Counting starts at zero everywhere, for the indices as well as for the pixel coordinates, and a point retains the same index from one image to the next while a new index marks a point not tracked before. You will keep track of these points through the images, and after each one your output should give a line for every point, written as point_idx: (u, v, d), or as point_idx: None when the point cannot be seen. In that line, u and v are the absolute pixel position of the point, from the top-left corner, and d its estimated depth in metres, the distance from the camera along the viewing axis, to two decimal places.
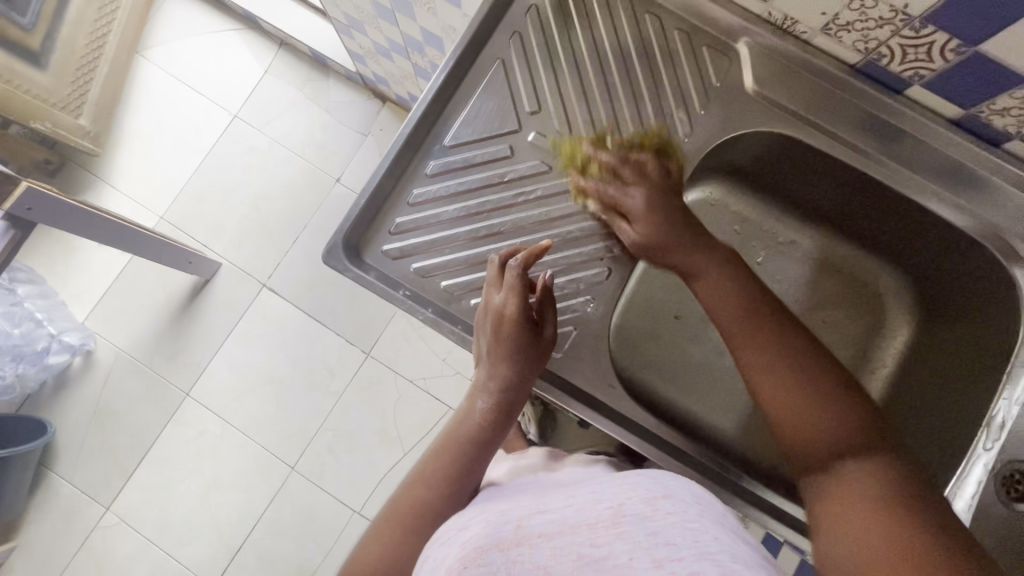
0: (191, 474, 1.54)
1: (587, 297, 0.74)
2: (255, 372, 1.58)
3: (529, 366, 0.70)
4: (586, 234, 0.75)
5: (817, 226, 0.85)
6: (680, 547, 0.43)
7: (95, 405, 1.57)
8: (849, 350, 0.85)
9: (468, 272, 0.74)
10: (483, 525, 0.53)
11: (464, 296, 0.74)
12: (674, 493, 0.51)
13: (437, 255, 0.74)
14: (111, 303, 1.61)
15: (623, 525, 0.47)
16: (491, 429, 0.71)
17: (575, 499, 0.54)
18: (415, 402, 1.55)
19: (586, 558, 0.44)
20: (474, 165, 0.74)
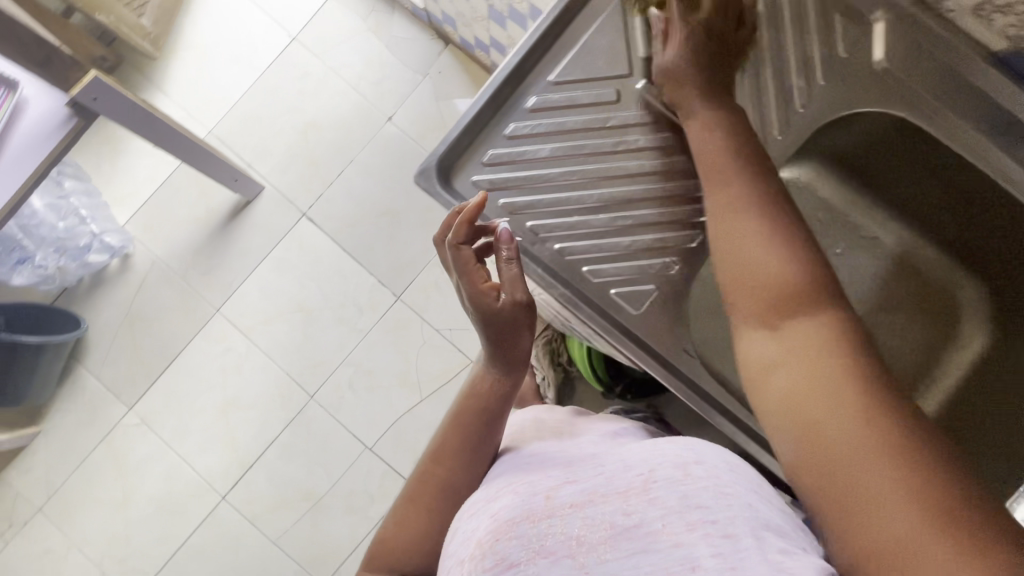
0: (213, 387, 1.58)
1: (671, 259, 0.71)
2: (285, 299, 1.59)
3: (503, 326, 0.71)
4: (683, 194, 0.71)
5: (899, 224, 0.82)
6: (711, 512, 0.49)
7: (128, 308, 1.60)
8: (913, 354, 0.81)
9: (553, 215, 0.72)
10: (513, 496, 0.56)
11: (548, 239, 0.72)
12: (702, 460, 0.55)
13: (526, 192, 0.73)
14: (152, 209, 1.61)
15: (653, 495, 0.52)
16: (501, 399, 0.79)
17: (602, 468, 0.58)
18: (438, 351, 1.56)
19: (616, 531, 0.50)
20: (576, 105, 0.73)
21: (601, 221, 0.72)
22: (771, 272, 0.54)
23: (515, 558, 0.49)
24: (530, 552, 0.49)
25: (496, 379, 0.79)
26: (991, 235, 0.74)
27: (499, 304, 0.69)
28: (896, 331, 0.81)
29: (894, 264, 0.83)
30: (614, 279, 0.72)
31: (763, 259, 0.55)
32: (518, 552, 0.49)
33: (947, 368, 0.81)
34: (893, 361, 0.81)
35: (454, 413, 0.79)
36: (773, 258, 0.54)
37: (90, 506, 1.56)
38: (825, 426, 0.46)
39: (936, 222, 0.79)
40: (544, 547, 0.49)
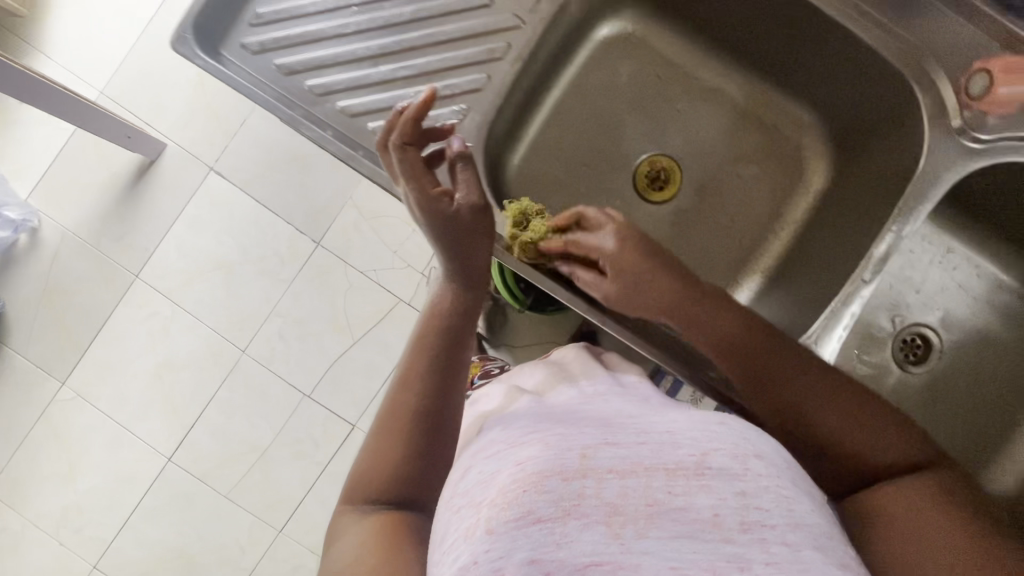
0: (143, 352, 1.56)
1: (459, 107, 0.72)
2: (204, 257, 1.56)
3: (462, 235, 0.66)
4: (467, 36, 0.73)
5: (737, 76, 0.85)
6: (772, 519, 0.42)
7: (44, 283, 1.56)
8: (762, 203, 0.84)
9: (328, 70, 0.71)
10: (543, 448, 0.46)
11: (327, 99, 0.71)
12: (762, 455, 0.48)
13: (300, 51, 0.71)
14: (53, 180, 1.56)
15: (708, 483, 0.44)
16: (463, 319, 0.67)
17: (647, 433, 0.49)
18: (365, 293, 1.55)
19: (661, 507, 0.43)
20: None
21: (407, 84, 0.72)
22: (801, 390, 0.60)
23: (541, 513, 0.41)
24: (560, 510, 0.41)
25: (451, 298, 0.68)
26: (809, 60, 0.76)
27: (453, 207, 0.66)
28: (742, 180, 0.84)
29: (739, 115, 0.85)
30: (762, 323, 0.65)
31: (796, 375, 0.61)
32: (548, 508, 0.41)
33: (793, 211, 0.83)
34: (748, 206, 0.84)
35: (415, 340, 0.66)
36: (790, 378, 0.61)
37: (39, 483, 1.57)
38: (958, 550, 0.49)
39: (769, 62, 0.81)
40: (578, 507, 0.41)
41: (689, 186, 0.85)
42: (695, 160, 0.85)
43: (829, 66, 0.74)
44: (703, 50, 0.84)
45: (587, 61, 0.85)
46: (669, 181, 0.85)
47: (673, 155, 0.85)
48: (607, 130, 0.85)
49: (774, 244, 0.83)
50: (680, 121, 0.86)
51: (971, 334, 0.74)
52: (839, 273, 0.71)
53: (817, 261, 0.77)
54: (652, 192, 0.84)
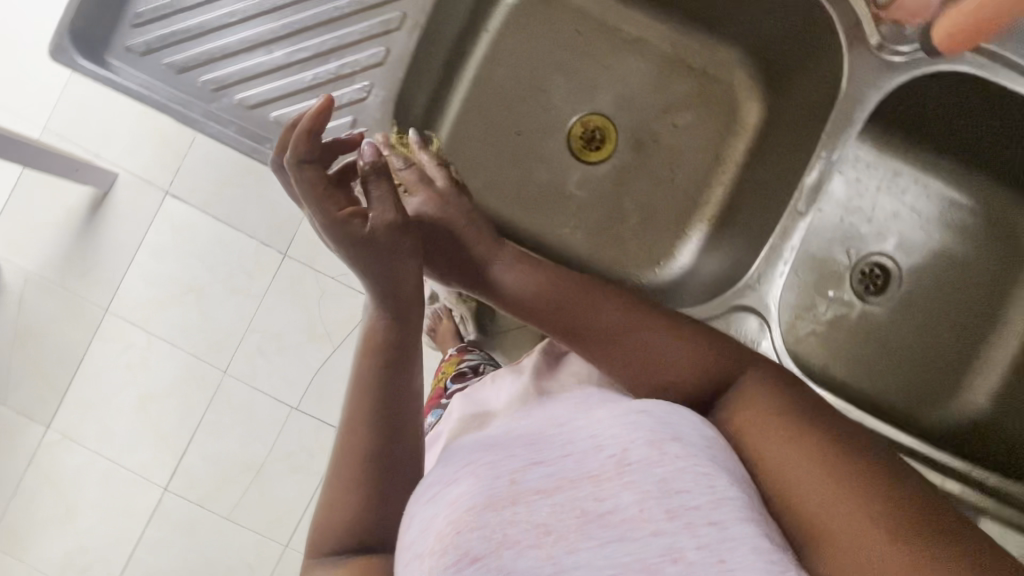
0: (124, 386, 1.54)
1: (364, 83, 0.52)
2: (172, 283, 1.53)
3: (390, 263, 0.49)
4: None
5: (657, 13, 0.70)
6: (694, 499, 0.36)
7: (15, 328, 1.54)
8: (704, 153, 0.70)
9: (197, 41, 0.51)
10: (473, 480, 0.39)
11: (202, 76, 0.52)
12: (682, 435, 0.40)
13: (172, 24, 0.51)
14: (9, 223, 1.53)
15: (629, 479, 0.37)
16: (408, 340, 0.51)
17: (570, 440, 0.42)
18: (339, 298, 1.53)
19: (591, 517, 0.36)
20: None
21: (280, 29, 0.52)
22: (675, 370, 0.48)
23: (478, 553, 0.35)
24: (493, 545, 0.35)
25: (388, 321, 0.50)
26: None
27: (372, 232, 0.48)
28: (674, 136, 0.70)
29: (660, 64, 0.71)
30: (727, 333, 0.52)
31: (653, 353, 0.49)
32: (483, 546, 0.35)
33: (728, 165, 0.70)
34: (683, 166, 0.71)
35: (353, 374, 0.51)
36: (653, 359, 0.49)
37: (39, 529, 1.56)
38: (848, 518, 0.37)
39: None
40: (511, 536, 0.35)
41: (626, 148, 0.71)
42: (630, 116, 0.71)
43: None
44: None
45: (510, 16, 0.69)
46: (605, 142, 0.71)
47: (603, 112, 0.71)
48: (526, 90, 0.70)
49: (714, 197, 0.70)
50: (603, 75, 0.71)
51: (930, 257, 0.72)
52: (765, 223, 0.62)
53: (754, 210, 0.65)
54: (587, 155, 0.71)
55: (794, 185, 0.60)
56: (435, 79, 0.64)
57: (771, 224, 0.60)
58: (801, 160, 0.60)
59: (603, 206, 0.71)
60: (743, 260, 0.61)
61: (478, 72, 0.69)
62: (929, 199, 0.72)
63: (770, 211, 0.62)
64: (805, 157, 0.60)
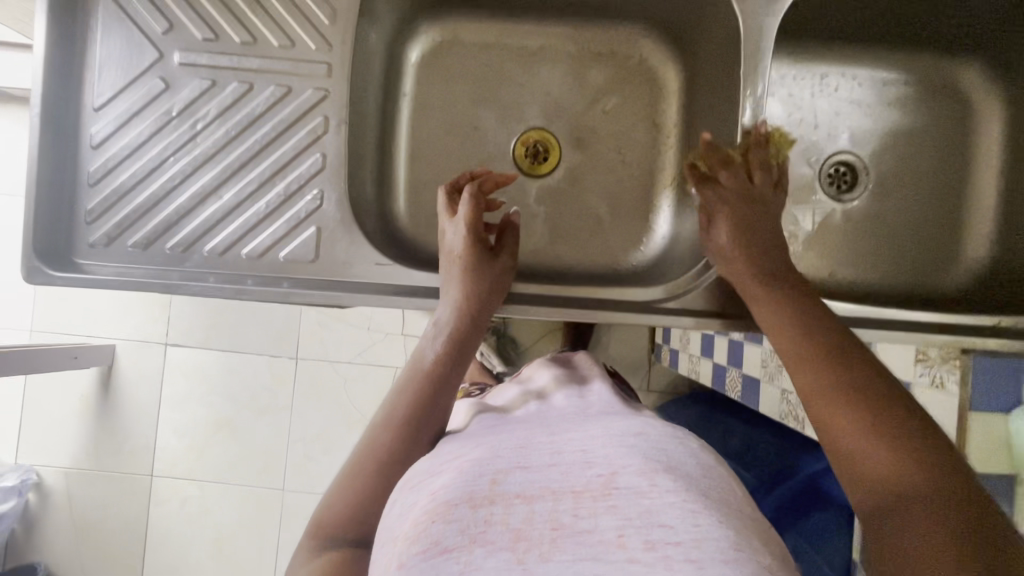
0: (195, 539, 1.54)
1: (313, 192, 0.54)
2: (202, 426, 1.54)
3: (488, 289, 0.53)
4: (284, 78, 0.54)
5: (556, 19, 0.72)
6: (676, 534, 0.30)
7: (73, 525, 1.55)
8: (643, 124, 0.73)
9: (152, 214, 0.54)
10: (455, 476, 0.36)
11: (166, 242, 0.54)
12: (677, 464, 0.35)
13: (123, 207, 0.54)
14: (32, 430, 1.54)
15: (614, 500, 0.32)
16: (459, 362, 0.50)
17: (562, 449, 0.37)
18: (363, 379, 1.54)
19: (568, 529, 0.31)
20: (86, 55, 0.53)
21: (223, 174, 0.54)
22: (855, 453, 0.40)
23: (449, 544, 0.31)
24: (466, 539, 0.31)
25: (449, 334, 0.51)
26: None
27: (495, 262, 0.55)
28: (610, 121, 0.73)
29: (572, 62, 0.73)
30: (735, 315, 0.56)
31: (853, 435, 0.40)
32: (456, 538, 0.31)
33: (671, 130, 0.72)
34: (630, 143, 0.73)
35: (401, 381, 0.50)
36: (843, 435, 0.40)
37: None
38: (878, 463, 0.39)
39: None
40: (484, 535, 0.31)
41: (570, 149, 0.73)
42: (563, 120, 0.73)
43: None
44: (502, 19, 0.71)
45: (420, 73, 0.71)
46: (550, 152, 0.73)
47: (538, 125, 0.73)
48: (460, 133, 0.72)
49: (670, 160, 0.72)
50: (523, 92, 0.73)
51: (885, 138, 0.74)
52: None
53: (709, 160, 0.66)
54: (538, 168, 0.73)
55: (733, 131, 0.61)
56: (373, 156, 0.67)
57: None
58: (733, 101, 0.62)
59: (575, 209, 0.73)
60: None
61: (409, 134, 0.71)
62: (863, 87, 0.74)
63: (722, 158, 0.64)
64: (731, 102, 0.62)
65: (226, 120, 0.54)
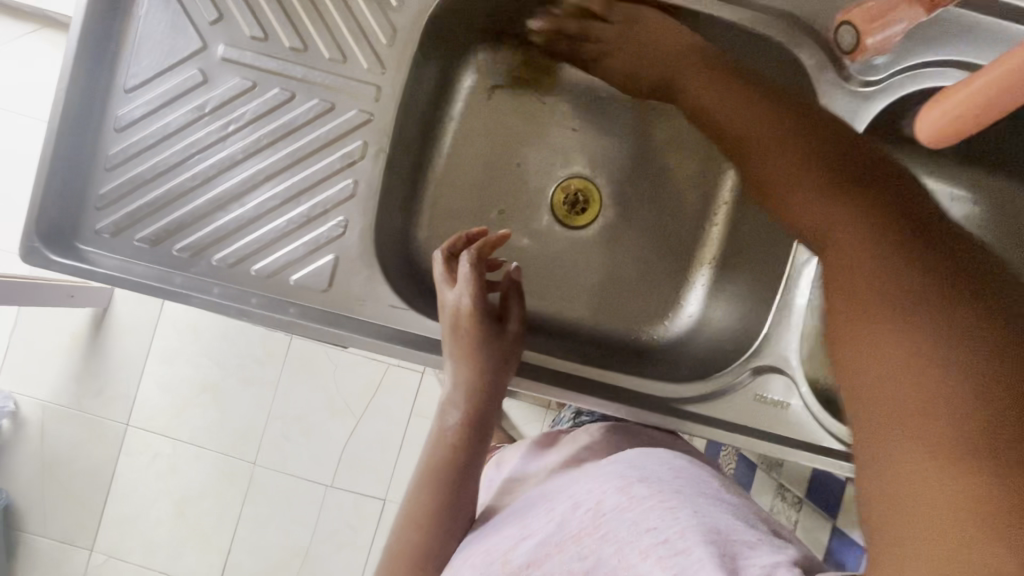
0: (158, 495, 1.52)
1: (338, 219, 0.51)
2: (187, 385, 1.52)
3: (498, 366, 0.50)
4: (329, 94, 0.51)
5: None
6: (660, 533, 0.37)
7: (42, 459, 1.53)
8: (691, 195, 0.69)
9: (165, 211, 0.51)
10: (472, 573, 0.44)
11: (175, 243, 0.51)
12: (649, 474, 0.44)
13: (139, 198, 0.51)
14: (17, 358, 1.53)
15: (607, 526, 0.40)
16: (476, 445, 0.51)
17: (553, 503, 0.45)
18: (353, 369, 1.51)
19: (578, 572, 0.38)
20: (127, 30, 0.50)
21: (247, 182, 0.51)
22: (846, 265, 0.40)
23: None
24: None
25: (464, 419, 0.51)
26: None
27: (503, 332, 0.51)
28: (658, 186, 0.69)
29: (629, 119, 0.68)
30: (748, 428, 0.53)
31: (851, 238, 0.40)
32: None
33: (718, 206, 0.68)
34: (676, 211, 0.69)
35: (425, 465, 0.51)
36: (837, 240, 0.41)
37: None
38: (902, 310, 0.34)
39: None
40: None
41: (612, 206, 0.70)
42: (610, 174, 0.69)
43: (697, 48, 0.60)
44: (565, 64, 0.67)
45: (470, 102, 0.67)
46: (590, 204, 0.69)
47: (582, 173, 0.69)
48: (497, 169, 0.68)
49: (714, 236, 0.68)
50: (574, 137, 0.69)
51: None
52: (772, 268, 0.59)
53: (756, 251, 0.62)
54: (575, 219, 0.69)
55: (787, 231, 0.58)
56: (409, 179, 0.63)
57: (775, 277, 0.58)
58: None
59: (606, 269, 0.69)
60: (760, 308, 0.59)
61: (448, 161, 0.67)
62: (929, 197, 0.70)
63: (771, 257, 0.60)
64: None
65: (261, 126, 0.51)
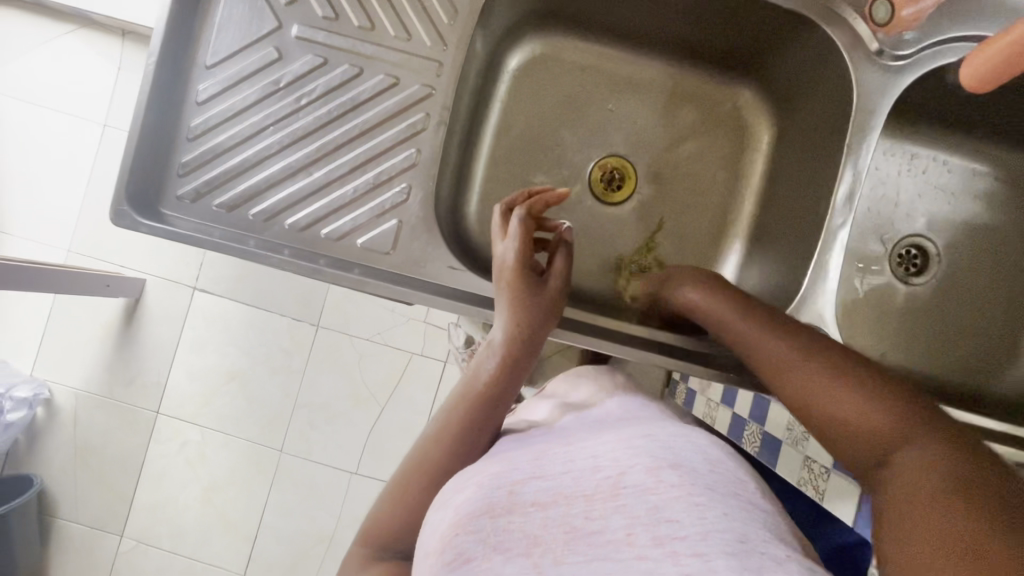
0: (187, 482, 1.51)
1: (401, 186, 0.55)
2: (214, 373, 1.50)
3: (539, 313, 0.53)
4: (395, 71, 0.55)
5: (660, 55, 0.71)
6: (681, 528, 0.35)
7: (73, 446, 1.53)
8: (723, 170, 0.72)
9: (242, 178, 0.54)
10: (475, 488, 0.42)
11: (249, 207, 0.54)
12: (681, 458, 0.40)
13: (218, 166, 0.54)
14: (52, 346, 1.53)
15: (623, 500, 0.38)
16: (507, 388, 0.52)
17: (573, 456, 0.43)
18: (377, 358, 1.49)
19: (580, 533, 0.37)
20: (211, 13, 0.54)
21: (317, 152, 0.54)
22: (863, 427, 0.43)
23: (471, 553, 0.37)
24: (486, 547, 0.38)
25: (499, 362, 0.52)
26: (724, 27, 0.64)
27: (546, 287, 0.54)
28: (693, 163, 0.73)
29: (666, 100, 0.72)
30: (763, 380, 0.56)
31: (847, 403, 0.44)
32: (476, 547, 0.37)
33: (750, 181, 0.71)
34: (707, 187, 0.72)
35: (456, 398, 0.53)
36: (854, 410, 0.43)
37: None
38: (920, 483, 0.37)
39: (688, 38, 0.68)
40: (502, 543, 0.38)
41: (646, 182, 0.73)
42: (645, 153, 0.73)
43: (736, 30, 0.64)
44: (608, 48, 0.71)
45: (514, 88, 0.71)
46: (625, 181, 0.73)
47: (617, 152, 0.73)
48: (538, 147, 0.72)
49: (745, 206, 0.72)
50: (611, 118, 0.72)
51: (963, 229, 0.73)
52: (806, 238, 0.61)
53: (788, 220, 0.65)
54: (611, 196, 0.73)
55: (822, 200, 0.60)
56: (458, 156, 0.66)
57: (809, 244, 0.60)
58: (832, 164, 0.59)
59: (643, 242, 0.72)
60: (796, 274, 0.61)
61: (493, 139, 0.71)
62: (952, 172, 0.73)
63: (805, 228, 0.62)
64: (824, 173, 0.61)
65: (330, 100, 0.55)
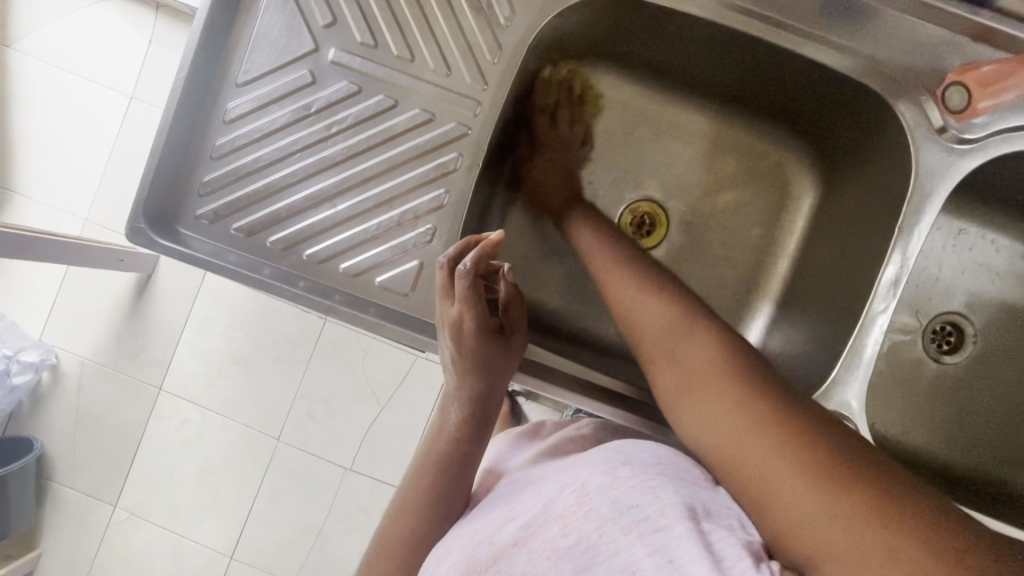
0: (183, 460, 1.50)
1: (426, 227, 0.52)
2: (218, 355, 1.49)
3: (499, 375, 0.51)
4: (431, 107, 0.52)
5: (708, 104, 0.69)
6: (644, 512, 0.34)
7: (76, 413, 1.54)
8: (760, 225, 0.69)
9: (263, 205, 0.52)
10: (459, 550, 0.42)
11: (268, 235, 0.52)
12: (632, 455, 0.38)
13: (239, 189, 0.53)
14: (63, 313, 1.54)
15: (589, 506, 0.36)
16: (476, 442, 0.52)
17: (542, 485, 0.42)
18: (381, 356, 1.45)
19: (562, 552, 0.35)
20: (247, 31, 0.52)
21: (342, 184, 0.52)
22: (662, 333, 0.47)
23: None
24: None
25: (465, 414, 0.52)
26: (777, 84, 0.61)
27: (503, 346, 0.51)
28: (731, 217, 0.70)
29: (708, 151, 0.70)
30: None
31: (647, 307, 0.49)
32: None
33: (789, 243, 0.69)
34: (740, 241, 0.70)
35: (424, 451, 0.53)
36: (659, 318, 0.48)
37: None
38: (713, 396, 0.40)
39: (737, 88, 0.65)
40: None
41: (678, 230, 0.70)
42: (679, 200, 0.70)
43: (795, 89, 0.61)
44: (653, 89, 0.69)
45: None
46: (656, 227, 0.70)
47: (652, 197, 0.70)
48: None
49: (780, 265, 0.69)
50: (649, 163, 0.70)
51: (1003, 310, 0.70)
52: (843, 312, 0.58)
53: (824, 287, 0.62)
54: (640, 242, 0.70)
55: (863, 275, 0.57)
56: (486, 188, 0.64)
57: (844, 321, 0.57)
58: (880, 239, 0.56)
59: None
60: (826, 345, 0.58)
61: None
62: (1000, 251, 0.69)
63: (842, 301, 0.59)
64: (872, 249, 0.57)
65: (360, 131, 0.52)
